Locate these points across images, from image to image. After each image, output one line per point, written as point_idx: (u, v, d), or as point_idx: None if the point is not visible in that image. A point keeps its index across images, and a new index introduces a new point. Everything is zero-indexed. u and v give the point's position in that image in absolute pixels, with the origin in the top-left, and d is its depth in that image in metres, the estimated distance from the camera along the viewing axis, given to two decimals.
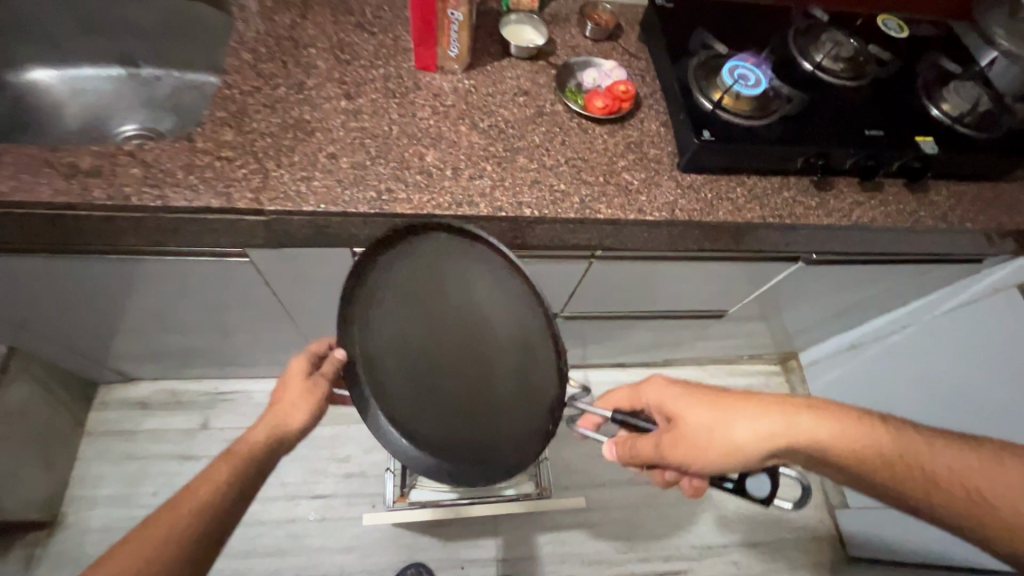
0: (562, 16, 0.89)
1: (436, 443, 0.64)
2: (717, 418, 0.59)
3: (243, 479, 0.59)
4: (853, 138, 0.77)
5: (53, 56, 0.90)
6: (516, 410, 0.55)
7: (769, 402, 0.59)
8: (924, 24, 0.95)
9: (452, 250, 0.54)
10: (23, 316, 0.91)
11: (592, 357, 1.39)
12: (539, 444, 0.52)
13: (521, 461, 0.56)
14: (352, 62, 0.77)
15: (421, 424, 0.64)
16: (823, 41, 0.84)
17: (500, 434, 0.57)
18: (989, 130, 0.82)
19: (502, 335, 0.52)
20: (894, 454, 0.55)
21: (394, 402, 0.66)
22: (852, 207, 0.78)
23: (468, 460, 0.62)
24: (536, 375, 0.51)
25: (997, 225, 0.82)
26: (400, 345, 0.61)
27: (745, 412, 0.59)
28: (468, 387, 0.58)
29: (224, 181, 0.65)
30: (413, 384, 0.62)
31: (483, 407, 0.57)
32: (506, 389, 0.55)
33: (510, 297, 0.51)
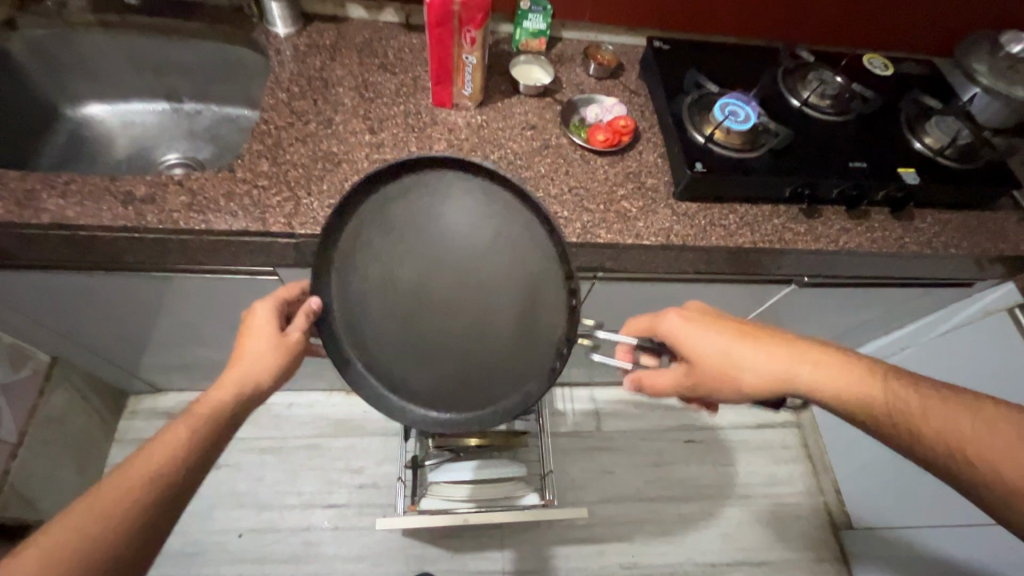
0: (568, 57, 0.97)
1: (416, 392, 0.63)
2: (728, 347, 0.62)
3: (201, 439, 0.59)
4: (838, 170, 0.83)
5: (105, 93, 0.99)
6: (521, 343, 0.60)
7: (779, 342, 0.62)
8: (908, 63, 1.01)
9: (469, 194, 0.60)
10: (69, 328, 0.99)
11: (598, 375, 1.43)
12: (545, 377, 0.60)
13: (522, 396, 0.61)
14: (376, 100, 0.85)
15: (400, 373, 0.62)
16: (809, 80, 0.91)
17: (501, 371, 0.61)
18: (969, 162, 0.87)
19: (510, 267, 0.59)
20: (905, 407, 0.57)
21: (368, 355, 0.63)
22: (840, 233, 0.83)
23: (455, 407, 0.63)
24: (547, 305, 0.59)
25: (982, 251, 0.86)
26: (385, 283, 0.60)
27: (749, 347, 0.62)
28: (464, 326, 0.59)
29: (260, 208, 0.72)
30: (395, 328, 0.61)
31: (481, 345, 0.60)
32: (509, 324, 0.59)
33: (525, 237, 0.59)
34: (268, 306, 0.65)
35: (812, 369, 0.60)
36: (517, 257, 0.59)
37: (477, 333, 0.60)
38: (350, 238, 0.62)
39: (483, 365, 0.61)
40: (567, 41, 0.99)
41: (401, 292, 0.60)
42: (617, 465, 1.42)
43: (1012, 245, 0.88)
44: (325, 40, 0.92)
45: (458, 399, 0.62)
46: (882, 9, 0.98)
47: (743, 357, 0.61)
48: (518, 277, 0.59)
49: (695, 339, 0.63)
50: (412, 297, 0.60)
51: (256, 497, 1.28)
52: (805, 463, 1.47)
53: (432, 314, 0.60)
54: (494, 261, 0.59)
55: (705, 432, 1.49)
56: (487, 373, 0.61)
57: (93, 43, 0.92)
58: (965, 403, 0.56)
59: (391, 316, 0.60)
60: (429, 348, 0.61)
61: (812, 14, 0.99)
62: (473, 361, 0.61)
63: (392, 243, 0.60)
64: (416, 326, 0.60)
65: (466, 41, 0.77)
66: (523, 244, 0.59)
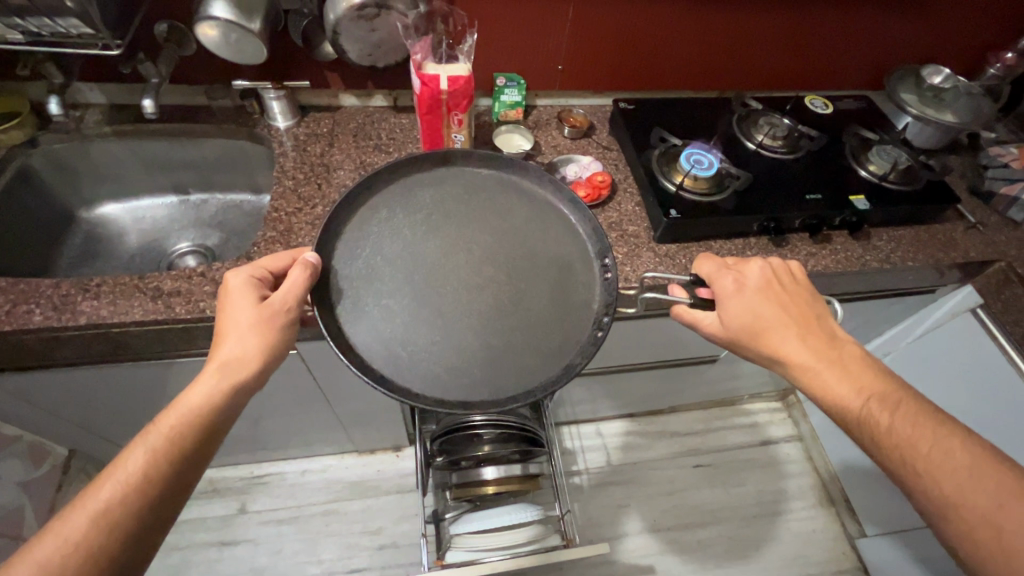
0: (544, 121, 1.06)
1: (451, 349, 0.72)
2: (757, 312, 0.68)
3: (175, 444, 0.58)
4: (797, 203, 0.92)
5: (118, 193, 1.06)
6: (551, 307, 0.76)
7: (804, 308, 0.69)
8: (847, 100, 1.14)
9: (517, 195, 0.83)
10: (88, 420, 1.02)
11: (602, 410, 1.48)
12: (575, 331, 0.74)
13: (551, 347, 0.73)
14: None
15: (440, 329, 0.73)
16: (761, 125, 1.02)
17: (533, 329, 0.74)
18: (912, 183, 0.98)
19: (548, 247, 0.80)
20: (878, 413, 0.61)
21: (397, 318, 0.72)
22: (807, 258, 0.92)
23: (486, 365, 0.72)
24: (574, 276, 0.78)
25: (936, 261, 0.96)
26: (444, 255, 0.78)
27: (778, 315, 0.68)
28: (508, 289, 0.77)
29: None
30: (446, 289, 0.76)
31: (513, 309, 0.75)
32: (540, 290, 0.77)
33: (560, 226, 0.82)
34: (242, 278, 0.67)
35: (809, 360, 0.66)
36: (544, 240, 0.81)
37: (512, 299, 0.76)
38: (409, 219, 0.79)
39: (515, 326, 0.74)
40: (542, 107, 1.09)
41: (444, 264, 0.77)
42: (631, 498, 1.44)
43: (960, 253, 0.97)
44: (322, 128, 1.00)
45: (491, 363, 0.72)
46: (818, 55, 1.11)
47: (767, 316, 0.68)
48: (550, 253, 0.79)
49: (731, 304, 0.70)
50: (453, 270, 0.77)
51: (278, 571, 1.28)
52: (811, 475, 1.51)
53: (471, 282, 0.76)
54: (527, 241, 0.80)
55: (711, 456, 1.52)
56: (521, 335, 0.74)
57: (107, 151, 1.00)
58: (935, 429, 0.60)
59: (438, 282, 0.76)
60: (470, 312, 0.75)
61: (755, 67, 1.11)
62: (505, 325, 0.74)
63: (436, 226, 0.79)
64: (456, 293, 0.76)
65: (455, 123, 0.85)
66: (553, 230, 0.81)
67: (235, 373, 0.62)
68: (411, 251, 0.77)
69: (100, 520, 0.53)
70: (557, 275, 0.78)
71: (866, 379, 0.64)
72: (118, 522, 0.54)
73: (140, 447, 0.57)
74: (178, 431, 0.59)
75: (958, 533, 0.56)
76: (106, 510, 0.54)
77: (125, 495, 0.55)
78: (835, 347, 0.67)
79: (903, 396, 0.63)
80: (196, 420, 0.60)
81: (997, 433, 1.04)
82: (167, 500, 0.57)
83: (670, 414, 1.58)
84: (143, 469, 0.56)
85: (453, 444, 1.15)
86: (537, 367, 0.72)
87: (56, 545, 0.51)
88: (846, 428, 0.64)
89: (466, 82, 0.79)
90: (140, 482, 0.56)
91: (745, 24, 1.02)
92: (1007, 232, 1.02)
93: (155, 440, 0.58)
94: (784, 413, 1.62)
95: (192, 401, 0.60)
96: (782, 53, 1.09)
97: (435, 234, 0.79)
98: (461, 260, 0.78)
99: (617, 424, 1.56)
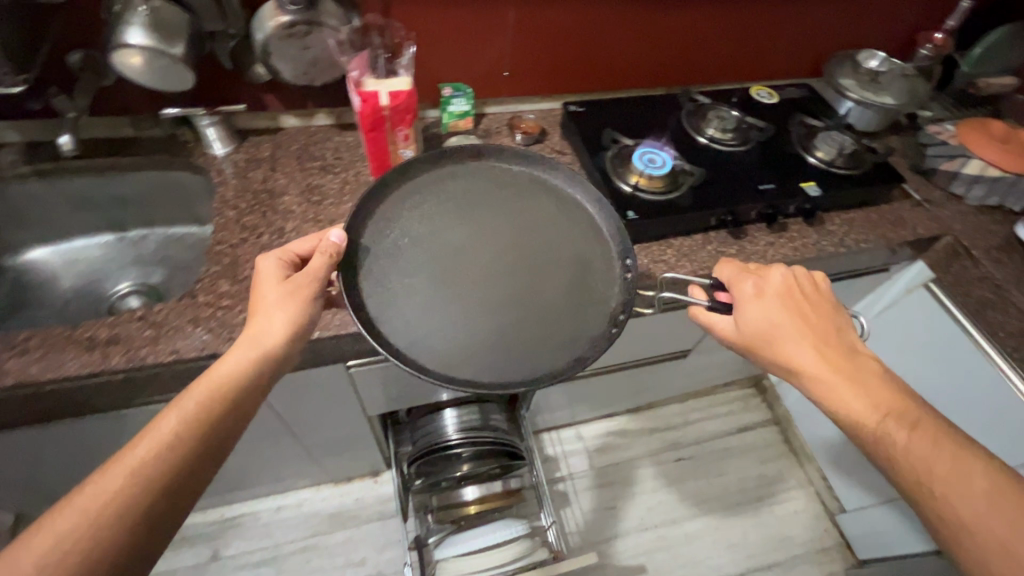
0: (495, 129, 1.05)
1: (464, 334, 0.71)
2: (774, 321, 0.69)
3: (208, 412, 0.58)
4: (752, 194, 0.93)
5: (47, 237, 0.99)
6: (568, 299, 0.76)
7: (823, 319, 0.70)
8: (790, 88, 1.16)
9: (541, 191, 0.85)
10: (32, 482, 0.95)
11: (581, 413, 1.47)
12: (591, 323, 0.74)
13: (565, 333, 0.73)
14: (323, 202, 0.90)
15: (455, 314, 0.72)
16: (710, 118, 1.03)
17: (548, 321, 0.73)
18: (858, 166, 1.00)
19: (568, 245, 0.80)
20: (897, 432, 0.62)
21: (413, 300, 0.72)
22: (766, 247, 0.93)
23: (497, 352, 0.71)
24: (592, 271, 0.78)
25: (887, 240, 0.98)
26: (468, 243, 0.79)
27: (795, 325, 0.69)
28: (527, 281, 0.76)
29: (205, 341, 0.72)
30: (467, 274, 0.76)
31: (530, 301, 0.75)
32: (557, 287, 0.76)
33: (581, 224, 0.82)
34: (270, 259, 0.68)
35: (823, 371, 0.66)
36: (564, 237, 0.81)
37: (529, 292, 0.76)
38: (435, 205, 0.80)
39: (529, 316, 0.74)
40: (492, 115, 1.06)
41: (463, 255, 0.77)
42: (617, 499, 1.43)
43: (909, 231, 1.00)
44: (264, 152, 0.96)
45: (500, 353, 0.71)
46: (761, 45, 1.12)
47: (782, 322, 0.69)
48: (570, 251, 0.79)
49: (749, 309, 0.70)
50: (474, 259, 0.77)
51: None
52: (789, 457, 1.54)
53: (494, 273, 0.77)
54: (548, 238, 0.81)
55: (693, 447, 1.53)
56: (535, 325, 0.73)
57: (28, 192, 0.92)
58: (954, 451, 0.60)
59: (461, 270, 0.76)
60: (488, 302, 0.74)
61: (701, 62, 1.11)
62: (519, 316, 0.73)
63: (461, 219, 0.80)
64: (475, 283, 0.75)
65: (400, 138, 0.82)
66: (575, 228, 0.82)
67: (266, 347, 0.63)
68: (433, 240, 0.78)
69: (135, 481, 0.52)
70: (575, 270, 0.78)
71: (883, 395, 0.64)
72: (152, 483, 0.53)
73: (173, 411, 0.57)
74: (210, 399, 0.59)
75: (972, 559, 0.56)
76: (140, 470, 0.53)
77: (159, 457, 0.54)
78: (854, 362, 0.67)
79: (922, 418, 0.63)
80: (225, 389, 0.60)
81: (956, 403, 1.08)
82: (199, 465, 0.56)
83: (648, 410, 1.59)
84: (178, 433, 0.56)
85: (432, 466, 1.14)
86: (549, 351, 0.71)
87: (92, 502, 0.50)
88: (860, 442, 0.64)
89: (408, 96, 0.76)
90: (174, 443, 0.55)
91: (688, 19, 1.02)
92: (951, 206, 1.06)
93: (189, 404, 0.57)
94: (758, 397, 1.64)
95: (224, 371, 0.60)
96: (728, 42, 1.09)
97: (459, 224, 0.80)
98: (482, 251, 0.78)
99: (596, 425, 1.54)
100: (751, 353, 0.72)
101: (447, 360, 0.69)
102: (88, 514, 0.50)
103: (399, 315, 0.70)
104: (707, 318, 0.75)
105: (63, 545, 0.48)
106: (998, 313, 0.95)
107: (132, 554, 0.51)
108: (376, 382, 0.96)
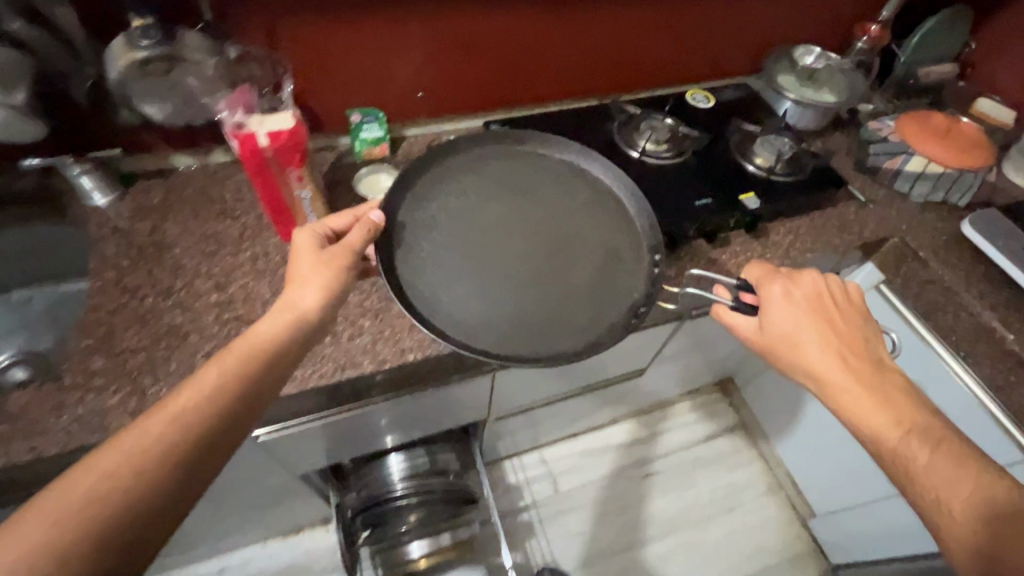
0: (414, 153, 0.97)
1: (483, 308, 0.75)
2: (795, 327, 0.69)
3: (245, 370, 0.54)
4: (688, 211, 0.88)
5: None
6: (589, 283, 0.79)
7: (847, 331, 0.69)
8: (728, 89, 1.11)
9: (575, 180, 0.88)
10: None
11: (544, 435, 1.41)
12: (610, 311, 0.77)
13: (582, 315, 0.77)
14: (218, 252, 0.81)
15: (477, 287, 0.77)
16: (642, 129, 0.96)
17: (565, 304, 0.77)
18: (798, 172, 0.95)
19: (595, 235, 0.83)
20: (917, 447, 0.59)
21: (441, 266, 0.77)
22: (707, 266, 0.87)
23: (513, 326, 0.75)
24: (617, 260, 0.81)
25: (833, 247, 0.94)
26: (501, 221, 0.83)
27: (821, 333, 0.69)
28: (550, 263, 0.80)
29: (70, 434, 0.63)
30: (495, 250, 0.80)
31: (550, 283, 0.78)
32: (580, 274, 0.80)
33: (611, 218, 0.85)
34: (305, 232, 0.67)
35: (841, 380, 0.66)
36: (594, 226, 0.84)
37: (546, 272, 0.79)
38: (470, 185, 0.84)
39: (547, 298, 0.78)
40: (411, 138, 0.98)
41: (492, 231, 0.81)
42: (585, 524, 1.37)
43: (855, 236, 0.96)
44: (151, 198, 0.86)
45: (515, 329, 0.74)
46: (698, 45, 1.06)
47: (803, 325, 0.69)
48: (598, 240, 0.82)
49: (773, 310, 0.71)
50: (503, 239, 0.82)
51: None
52: (758, 462, 1.51)
53: (516, 250, 0.80)
54: (575, 226, 0.84)
55: (664, 458, 1.49)
56: (552, 307, 0.77)
57: None
58: (980, 472, 0.56)
59: (491, 247, 0.80)
60: (511, 283, 0.78)
61: (633, 67, 1.04)
62: (530, 293, 0.78)
63: (493, 199, 0.84)
64: (499, 258, 0.80)
65: (294, 180, 0.73)
66: (605, 219, 0.85)
67: (303, 316, 0.60)
68: (466, 215, 0.82)
69: (172, 431, 0.48)
70: (597, 258, 0.81)
71: (905, 410, 0.62)
72: (190, 435, 0.49)
73: (213, 366, 0.53)
74: (247, 359, 0.55)
75: None
76: (180, 419, 0.49)
77: (205, 401, 0.51)
78: (877, 375, 0.66)
79: (946, 439, 0.60)
80: (265, 351, 0.56)
81: None
82: (240, 414, 0.52)
83: (614, 425, 1.53)
84: (218, 386, 0.52)
85: (381, 517, 1.07)
86: (563, 331, 0.75)
87: (123, 453, 0.46)
88: (879, 458, 0.63)
89: (292, 134, 0.67)
90: (212, 396, 0.51)
91: (614, 24, 0.95)
92: (896, 205, 1.02)
93: (230, 360, 0.54)
94: (725, 402, 1.60)
95: (262, 333, 0.58)
96: (661, 44, 1.02)
97: (492, 203, 0.84)
98: (508, 230, 0.82)
99: (560, 447, 1.48)
100: (774, 355, 0.72)
101: (469, 331, 0.74)
102: (123, 461, 0.45)
103: (434, 283, 0.76)
104: (729, 315, 0.76)
105: (96, 491, 0.43)
106: (948, 316, 0.91)
107: (161, 507, 0.46)
108: (300, 444, 0.87)
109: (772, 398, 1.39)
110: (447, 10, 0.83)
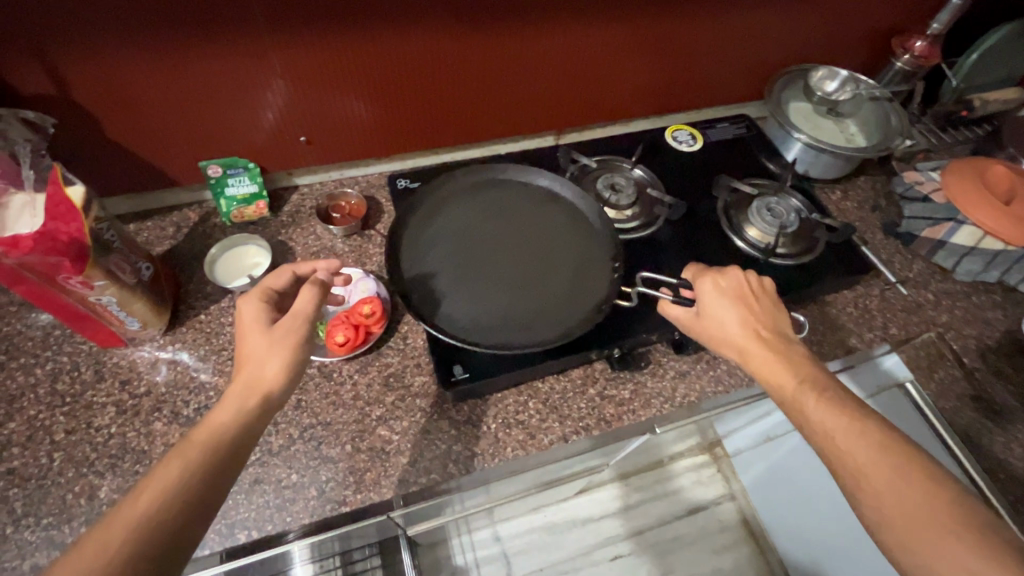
0: (303, 212, 0.75)
1: (485, 309, 0.63)
2: (723, 316, 0.53)
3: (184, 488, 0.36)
4: (650, 315, 0.66)
5: None
6: (558, 290, 0.65)
7: (762, 309, 0.54)
8: (720, 125, 0.88)
9: (535, 195, 0.74)
10: None
11: (500, 515, 1.18)
12: (580, 314, 0.63)
13: (561, 319, 0.63)
14: (7, 366, 0.60)
15: (478, 283, 0.65)
16: (602, 190, 0.75)
17: (539, 311, 0.63)
18: (806, 249, 0.72)
19: (562, 245, 0.69)
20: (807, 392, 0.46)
21: (462, 270, 0.66)
22: (674, 384, 0.66)
23: (512, 323, 0.62)
24: (594, 272, 0.67)
25: (847, 351, 0.71)
26: (463, 227, 0.70)
27: (741, 317, 0.53)
28: (523, 271, 0.66)
29: None
30: (470, 251, 0.68)
31: (527, 286, 0.65)
32: (554, 278, 0.66)
33: (575, 229, 0.70)
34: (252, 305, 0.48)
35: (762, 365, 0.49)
36: (587, 244, 0.69)
37: (528, 282, 0.66)
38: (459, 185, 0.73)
39: (529, 298, 0.64)
40: (305, 189, 0.77)
41: (468, 231, 0.69)
42: None
43: (880, 333, 0.73)
44: None
45: (516, 321, 0.62)
46: (681, 71, 0.81)
47: (734, 330, 0.52)
48: (568, 250, 0.68)
49: (708, 309, 0.54)
50: (476, 243, 0.68)
51: None
52: (748, 543, 1.32)
53: (506, 262, 0.67)
54: (539, 239, 0.69)
55: (637, 536, 1.28)
56: (537, 308, 0.64)
57: None
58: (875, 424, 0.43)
59: (471, 246, 0.68)
60: (507, 277, 0.66)
61: (596, 95, 0.81)
62: (530, 303, 0.64)
63: (469, 206, 0.72)
64: (495, 270, 0.66)
65: (78, 287, 0.51)
66: (569, 233, 0.70)
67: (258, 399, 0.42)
68: (454, 220, 0.70)
69: None
70: (572, 270, 0.67)
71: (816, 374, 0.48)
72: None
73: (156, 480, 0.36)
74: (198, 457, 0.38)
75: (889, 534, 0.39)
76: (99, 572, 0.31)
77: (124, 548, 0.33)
78: (791, 351, 0.50)
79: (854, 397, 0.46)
80: (222, 449, 0.39)
81: None
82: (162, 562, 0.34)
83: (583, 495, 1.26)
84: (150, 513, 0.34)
85: None
86: (548, 331, 0.62)
87: None
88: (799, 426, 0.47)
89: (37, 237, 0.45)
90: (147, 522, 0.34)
91: (567, 45, 0.71)
92: (933, 285, 0.78)
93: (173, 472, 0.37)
94: (712, 467, 1.35)
95: (218, 422, 0.40)
96: (635, 69, 0.78)
97: (465, 206, 0.72)
98: (506, 243, 0.69)
99: (515, 524, 1.24)
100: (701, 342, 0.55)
101: (468, 326, 0.61)
102: None
103: (456, 294, 0.64)
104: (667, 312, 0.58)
105: None
106: None
107: None
108: None
109: (774, 478, 1.18)
110: (304, 27, 0.58)
